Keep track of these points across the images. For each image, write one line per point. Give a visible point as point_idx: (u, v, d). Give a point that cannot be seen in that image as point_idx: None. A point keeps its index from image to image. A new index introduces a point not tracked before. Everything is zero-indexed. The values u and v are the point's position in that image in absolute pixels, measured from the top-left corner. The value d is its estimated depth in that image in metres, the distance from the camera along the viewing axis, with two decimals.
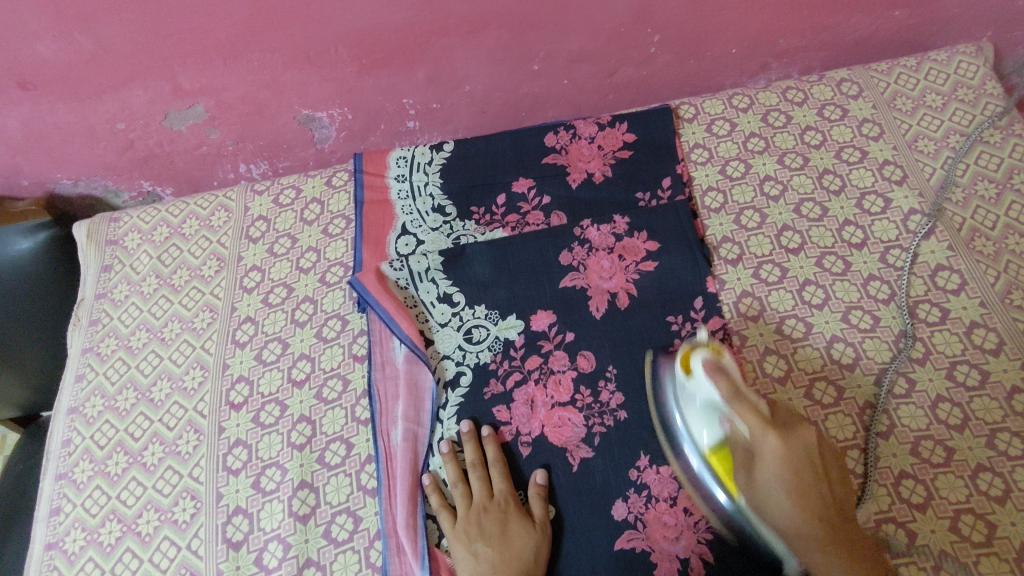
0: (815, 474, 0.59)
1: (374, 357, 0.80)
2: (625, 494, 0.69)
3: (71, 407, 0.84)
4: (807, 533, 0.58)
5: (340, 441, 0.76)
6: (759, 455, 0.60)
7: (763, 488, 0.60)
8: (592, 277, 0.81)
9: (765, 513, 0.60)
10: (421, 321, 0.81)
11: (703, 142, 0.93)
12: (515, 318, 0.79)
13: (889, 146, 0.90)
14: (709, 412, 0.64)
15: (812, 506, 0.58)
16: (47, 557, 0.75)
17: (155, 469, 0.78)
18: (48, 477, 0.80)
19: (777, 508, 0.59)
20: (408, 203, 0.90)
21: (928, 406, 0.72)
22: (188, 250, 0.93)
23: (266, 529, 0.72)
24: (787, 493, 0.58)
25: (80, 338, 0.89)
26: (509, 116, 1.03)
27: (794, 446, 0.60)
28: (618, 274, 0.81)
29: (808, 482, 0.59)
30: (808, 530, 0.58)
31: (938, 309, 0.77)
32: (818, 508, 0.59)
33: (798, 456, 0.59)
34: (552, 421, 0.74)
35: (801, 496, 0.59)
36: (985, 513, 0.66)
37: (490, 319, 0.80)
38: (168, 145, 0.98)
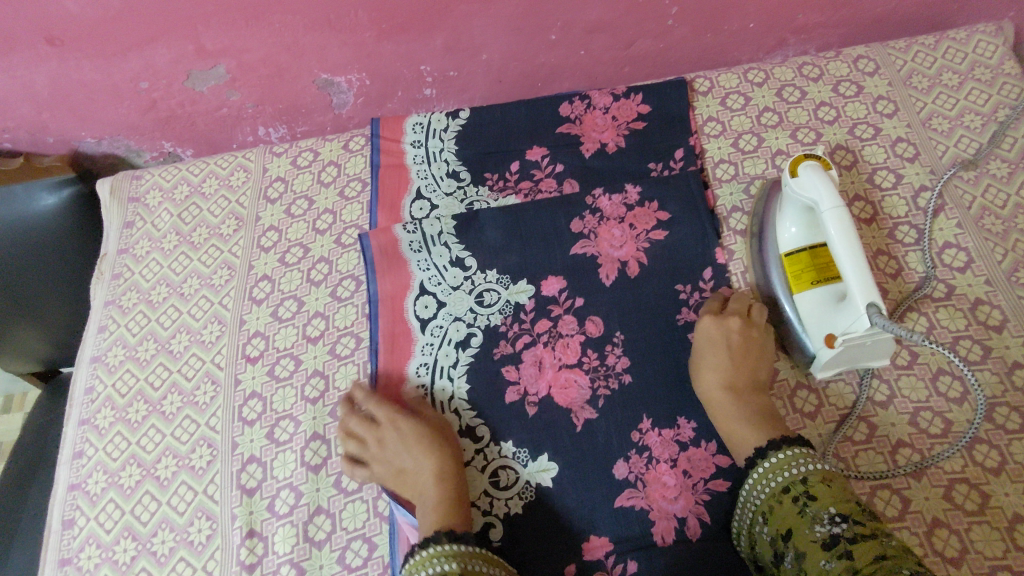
0: (733, 355, 0.71)
1: (381, 320, 0.80)
2: (627, 455, 0.71)
3: (94, 356, 0.87)
4: (722, 396, 0.69)
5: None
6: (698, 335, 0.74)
7: (698, 361, 0.73)
8: (602, 244, 0.82)
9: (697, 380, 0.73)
10: (434, 285, 0.82)
11: (717, 116, 0.93)
12: (525, 283, 0.81)
13: (903, 124, 0.90)
14: (801, 211, 0.74)
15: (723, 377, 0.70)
16: (70, 497, 0.78)
17: (173, 418, 0.81)
18: (71, 422, 0.83)
19: (705, 373, 0.71)
20: (423, 167, 0.92)
21: (929, 378, 0.73)
22: (208, 209, 0.95)
23: (279, 477, 0.75)
24: (711, 365, 0.71)
25: (103, 291, 0.92)
26: (525, 86, 1.04)
27: (718, 330, 0.72)
28: (629, 242, 0.82)
29: (726, 357, 0.71)
30: (723, 398, 0.69)
31: (944, 285, 0.78)
32: (729, 374, 0.70)
33: (723, 337, 0.72)
34: (559, 381, 0.75)
35: (719, 370, 0.71)
36: (979, 483, 0.67)
37: (501, 284, 0.81)
38: (190, 105, 0.99)
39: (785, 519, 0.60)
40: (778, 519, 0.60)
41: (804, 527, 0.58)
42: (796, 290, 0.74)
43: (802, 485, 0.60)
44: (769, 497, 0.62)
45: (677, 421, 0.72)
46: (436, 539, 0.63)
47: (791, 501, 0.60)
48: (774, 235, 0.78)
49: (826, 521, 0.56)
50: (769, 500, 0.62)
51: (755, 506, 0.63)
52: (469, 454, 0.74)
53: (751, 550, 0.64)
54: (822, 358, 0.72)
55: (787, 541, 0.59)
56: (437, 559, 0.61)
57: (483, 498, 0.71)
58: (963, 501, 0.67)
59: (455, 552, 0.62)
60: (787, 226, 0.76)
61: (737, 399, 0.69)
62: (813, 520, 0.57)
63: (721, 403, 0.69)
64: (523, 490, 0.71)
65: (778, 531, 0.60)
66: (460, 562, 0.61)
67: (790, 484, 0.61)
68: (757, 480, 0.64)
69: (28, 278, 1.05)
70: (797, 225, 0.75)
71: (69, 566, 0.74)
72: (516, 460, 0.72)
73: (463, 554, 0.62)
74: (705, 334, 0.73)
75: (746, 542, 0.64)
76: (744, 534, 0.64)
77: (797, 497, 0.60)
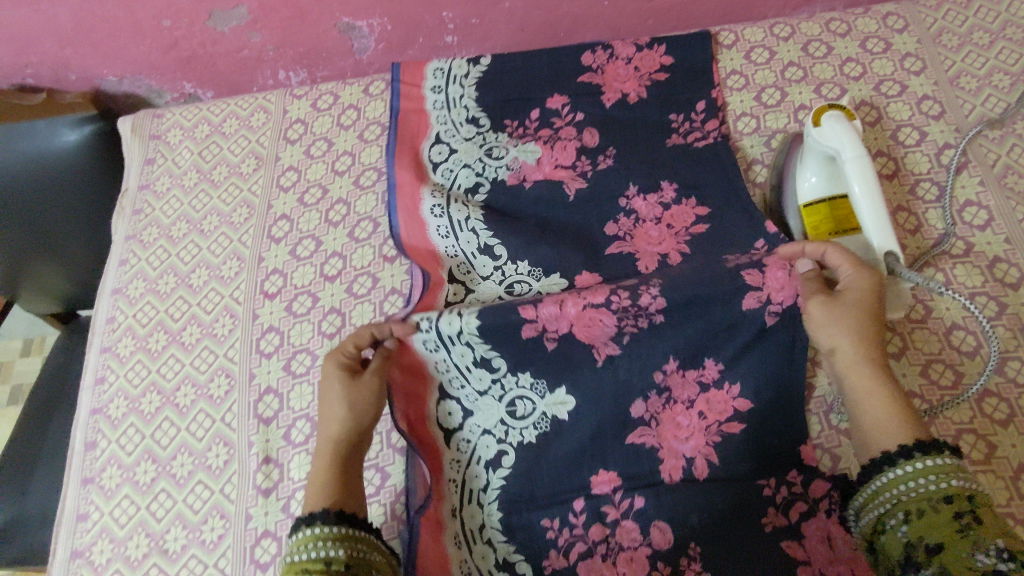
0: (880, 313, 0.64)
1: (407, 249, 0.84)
2: (647, 395, 0.71)
3: (115, 288, 0.89)
4: (870, 358, 0.63)
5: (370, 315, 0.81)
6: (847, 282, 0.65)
7: (839, 312, 0.64)
8: (638, 244, 0.80)
9: (830, 331, 0.64)
10: (463, 272, 0.81)
11: (741, 69, 0.92)
12: (559, 277, 0.79)
13: (930, 82, 0.89)
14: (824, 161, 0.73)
15: (874, 340, 0.63)
16: (92, 421, 0.80)
17: (193, 348, 0.82)
18: (93, 349, 0.85)
19: (846, 326, 0.63)
20: (443, 113, 0.92)
21: (942, 332, 0.73)
22: (228, 147, 0.96)
23: (296, 408, 0.76)
24: (858, 321, 0.63)
25: (124, 226, 0.93)
26: (547, 36, 1.03)
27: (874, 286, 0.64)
28: (667, 241, 0.80)
29: (873, 316, 0.64)
30: (866, 360, 0.63)
31: (963, 243, 0.78)
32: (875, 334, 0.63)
33: (876, 297, 0.64)
34: (582, 321, 0.70)
35: (866, 329, 0.63)
36: (987, 435, 0.68)
37: (532, 277, 0.80)
38: (211, 45, 0.99)
39: (940, 530, 0.53)
40: (927, 523, 0.54)
41: (962, 550, 0.52)
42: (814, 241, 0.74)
43: (970, 504, 0.53)
44: (916, 498, 0.55)
45: (703, 362, 0.70)
46: (321, 516, 0.61)
47: (950, 515, 0.53)
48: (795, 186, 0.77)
49: (993, 553, 0.50)
50: (919, 501, 0.55)
51: (895, 501, 0.57)
52: (484, 384, 0.72)
53: (869, 536, 0.59)
54: None
55: (932, 554, 0.53)
56: (320, 542, 0.59)
57: (498, 426, 0.72)
58: (970, 450, 0.68)
59: (341, 536, 0.60)
60: (806, 176, 0.75)
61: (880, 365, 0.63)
62: (978, 547, 0.51)
63: (870, 365, 0.63)
64: (538, 421, 0.72)
65: (923, 536, 0.54)
66: (345, 546, 0.59)
67: (952, 493, 0.54)
68: (906, 471, 0.56)
69: (48, 215, 1.07)
70: (818, 175, 0.74)
71: (91, 484, 0.77)
72: (533, 391, 0.72)
73: (348, 536, 0.60)
74: (864, 286, 0.64)
75: (866, 525, 0.59)
76: (869, 518, 0.59)
77: (961, 513, 0.53)
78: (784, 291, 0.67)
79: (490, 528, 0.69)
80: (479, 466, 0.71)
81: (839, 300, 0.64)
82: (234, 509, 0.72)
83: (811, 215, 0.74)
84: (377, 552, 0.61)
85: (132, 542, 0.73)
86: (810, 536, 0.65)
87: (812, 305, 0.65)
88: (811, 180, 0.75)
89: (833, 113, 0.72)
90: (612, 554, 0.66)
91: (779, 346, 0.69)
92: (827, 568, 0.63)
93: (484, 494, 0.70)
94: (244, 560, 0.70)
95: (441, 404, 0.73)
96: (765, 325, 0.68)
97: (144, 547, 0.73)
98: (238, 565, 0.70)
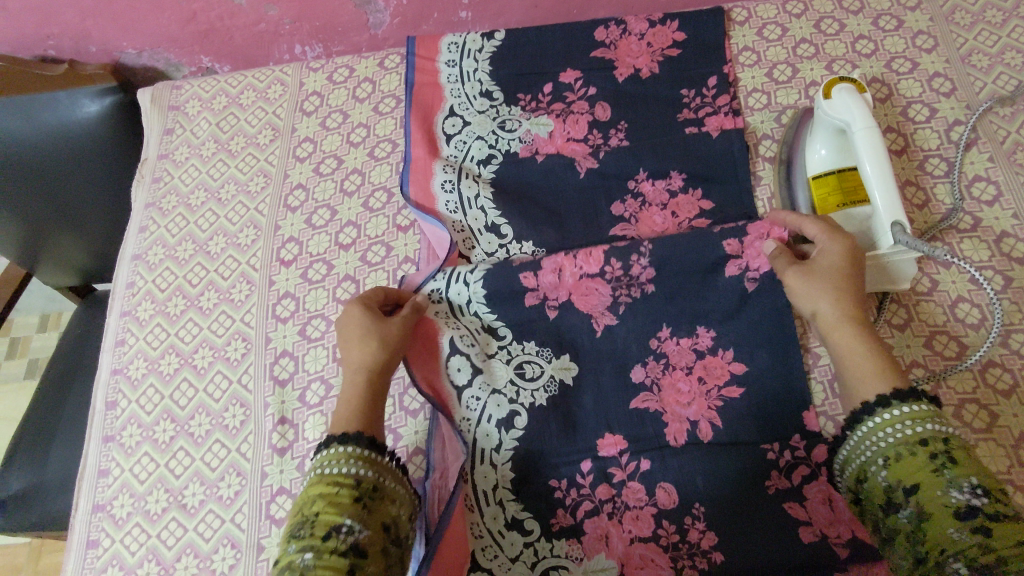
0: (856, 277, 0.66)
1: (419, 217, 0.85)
2: (644, 361, 0.74)
3: (135, 254, 0.91)
4: (849, 318, 0.64)
5: (381, 273, 0.83)
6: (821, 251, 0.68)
7: (813, 280, 0.66)
8: (642, 230, 0.82)
9: (806, 300, 0.67)
10: (468, 247, 0.83)
11: (753, 46, 0.93)
12: None
13: (941, 59, 0.89)
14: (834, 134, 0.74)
15: (851, 301, 0.65)
16: (113, 381, 0.83)
17: (210, 312, 0.84)
18: (114, 313, 0.88)
19: (821, 292, 0.65)
20: (457, 86, 0.93)
21: (948, 305, 0.74)
22: (245, 119, 0.97)
23: (311, 370, 0.78)
24: (831, 284, 0.65)
25: (143, 194, 0.95)
26: (560, 12, 1.03)
27: (849, 251, 0.66)
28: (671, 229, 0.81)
29: (848, 280, 0.65)
30: (846, 320, 0.64)
31: (970, 218, 0.79)
32: (853, 297, 0.65)
33: (850, 261, 0.66)
34: (580, 289, 0.76)
35: (841, 292, 0.65)
36: (990, 404, 0.69)
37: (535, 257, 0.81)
38: (229, 18, 1.01)
39: (915, 471, 0.54)
40: (903, 466, 0.55)
41: (935, 488, 0.52)
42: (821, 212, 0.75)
43: (944, 445, 0.54)
44: (893, 443, 0.56)
45: (696, 330, 0.74)
46: (354, 439, 0.60)
47: (926, 456, 0.54)
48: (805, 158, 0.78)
49: (966, 489, 0.51)
50: (894, 445, 0.56)
51: (873, 449, 0.58)
52: (493, 348, 0.76)
53: (854, 483, 0.60)
54: None
55: (909, 495, 0.54)
56: (351, 462, 0.58)
57: (509, 386, 0.74)
58: (972, 419, 0.69)
59: (369, 459, 0.59)
60: (817, 148, 0.76)
61: (862, 326, 0.64)
62: (950, 484, 0.52)
63: (849, 325, 0.64)
64: (547, 384, 0.74)
65: (899, 478, 0.55)
66: (374, 471, 0.59)
67: (928, 437, 0.55)
68: (884, 419, 0.57)
69: (68, 187, 1.08)
70: (827, 147, 0.76)
71: (112, 442, 0.79)
72: (540, 356, 0.75)
73: (378, 465, 0.59)
74: (839, 249, 0.66)
75: (850, 473, 0.60)
76: (852, 466, 0.60)
77: (935, 455, 0.54)
78: (760, 259, 0.73)
79: (502, 488, 0.70)
80: (491, 425, 0.73)
81: (811, 268, 0.67)
82: (251, 467, 0.74)
83: (820, 187, 0.75)
84: (402, 486, 0.61)
85: (151, 497, 0.75)
86: (811, 498, 0.66)
87: (789, 278, 0.68)
88: (820, 153, 0.76)
89: (844, 87, 0.73)
90: (618, 513, 0.68)
91: (769, 318, 0.73)
92: (826, 529, 0.65)
93: (497, 454, 0.72)
94: (260, 516, 0.72)
95: (450, 360, 0.75)
96: (745, 291, 0.73)
97: (163, 502, 0.75)
98: (254, 520, 0.72)
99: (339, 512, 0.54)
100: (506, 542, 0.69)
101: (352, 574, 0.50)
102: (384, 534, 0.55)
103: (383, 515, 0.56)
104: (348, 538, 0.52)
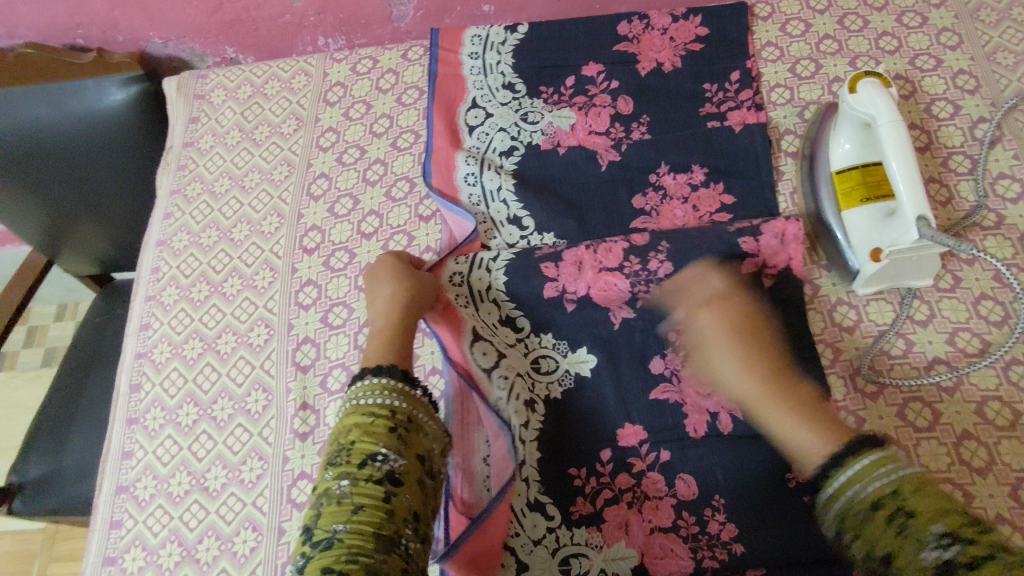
0: (751, 338, 0.70)
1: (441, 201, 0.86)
2: (663, 352, 0.74)
3: (160, 240, 0.92)
4: (764, 393, 0.66)
5: None
6: (707, 349, 0.71)
7: (712, 362, 0.71)
8: (663, 223, 0.82)
9: (715, 380, 0.71)
10: (489, 238, 0.84)
11: (776, 41, 0.93)
12: None
13: (966, 56, 0.88)
14: (858, 127, 0.74)
15: (756, 368, 0.68)
16: (138, 364, 0.84)
17: (233, 298, 0.85)
18: (139, 297, 0.89)
19: (731, 375, 0.69)
20: (479, 78, 0.93)
21: (971, 302, 0.74)
22: (270, 109, 0.98)
23: (332, 357, 0.79)
24: (733, 362, 0.69)
25: (169, 181, 0.96)
26: (583, 7, 1.04)
27: (727, 314, 0.71)
28: (691, 223, 0.81)
29: (748, 340, 0.70)
30: (761, 395, 0.66)
31: (995, 216, 0.79)
32: (759, 365, 0.68)
33: (728, 324, 0.71)
34: (599, 283, 0.77)
35: (747, 364, 0.68)
36: (1013, 402, 0.68)
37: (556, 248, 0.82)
38: (255, 10, 1.01)
39: (884, 540, 0.52)
40: (869, 534, 0.54)
41: (908, 549, 0.50)
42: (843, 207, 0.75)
43: (898, 502, 0.53)
44: (849, 509, 0.56)
45: None
46: (387, 371, 0.62)
47: (885, 520, 0.53)
48: (827, 153, 0.78)
49: (935, 544, 0.49)
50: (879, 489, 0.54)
51: (835, 513, 0.57)
52: (512, 340, 0.77)
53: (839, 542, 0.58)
54: (866, 272, 0.73)
55: (885, 564, 0.52)
56: (388, 394, 0.60)
57: (526, 378, 0.75)
58: (995, 416, 0.68)
59: (407, 393, 0.61)
60: (840, 143, 0.76)
61: (761, 381, 0.67)
62: (920, 544, 0.50)
63: (756, 393, 0.67)
64: (562, 377, 0.75)
65: (869, 547, 0.54)
66: (409, 404, 0.60)
67: (881, 499, 0.54)
68: (840, 485, 0.56)
69: (93, 174, 1.09)
70: (851, 142, 0.75)
71: (136, 424, 0.80)
72: (555, 350, 0.76)
73: (413, 398, 0.61)
74: (704, 322, 0.72)
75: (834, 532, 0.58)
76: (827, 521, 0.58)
77: (891, 515, 0.52)
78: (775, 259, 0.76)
79: (529, 466, 0.70)
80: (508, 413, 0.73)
81: (705, 344, 0.71)
82: (272, 451, 0.75)
83: (842, 181, 0.75)
84: (438, 421, 0.62)
85: (174, 480, 0.76)
86: None
87: (699, 383, 0.72)
88: (844, 147, 0.76)
89: (870, 80, 0.73)
90: (637, 502, 0.68)
91: (784, 318, 0.75)
92: None
93: (526, 431, 0.72)
94: (282, 500, 0.72)
95: (477, 344, 0.76)
96: (758, 288, 0.75)
97: (185, 485, 0.75)
98: (275, 504, 0.72)
99: (375, 440, 0.56)
100: (528, 522, 0.69)
101: (386, 501, 0.53)
102: (420, 465, 0.57)
103: (419, 446, 0.58)
104: (383, 466, 0.54)
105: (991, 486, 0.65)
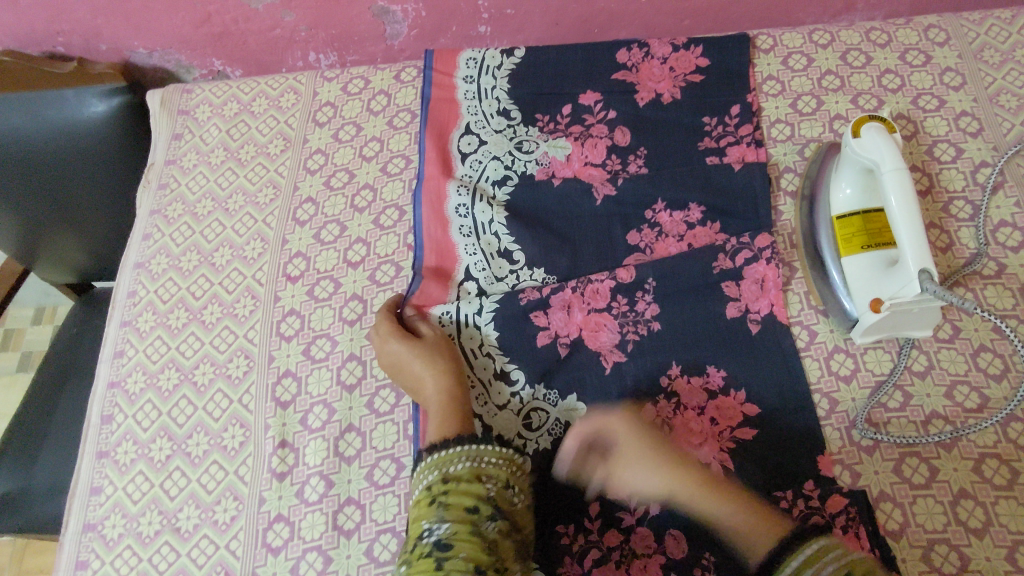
0: None
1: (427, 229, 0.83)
2: (655, 399, 0.72)
3: (138, 262, 0.89)
4: None
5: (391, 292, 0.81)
6: None
7: None
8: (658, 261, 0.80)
9: None
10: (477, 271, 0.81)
11: (777, 75, 0.91)
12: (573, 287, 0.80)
13: (969, 98, 0.87)
14: (861, 173, 0.72)
15: None
16: (109, 395, 0.81)
17: (213, 327, 0.82)
18: (114, 322, 0.86)
19: None
20: (474, 104, 0.91)
21: (969, 353, 0.72)
22: (256, 127, 0.95)
23: (313, 393, 0.76)
24: None
25: (148, 200, 0.93)
26: (582, 31, 1.01)
27: None
28: None
29: None
30: None
31: (995, 264, 0.77)
32: None
33: None
34: (589, 325, 0.76)
35: None
36: (1011, 460, 0.67)
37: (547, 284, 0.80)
38: (244, 23, 0.98)
39: None
40: None
41: None
42: (844, 253, 0.73)
43: None
44: None
45: (706, 369, 0.73)
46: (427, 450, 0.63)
47: None
48: (827, 197, 0.77)
49: None
50: None
51: None
52: (504, 397, 0.75)
53: None
54: (865, 323, 0.71)
55: None
56: (423, 473, 0.61)
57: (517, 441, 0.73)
58: (992, 475, 0.66)
59: (444, 458, 0.61)
60: (841, 188, 0.75)
61: None
62: None
63: None
64: (553, 427, 0.73)
65: None
66: (448, 467, 0.60)
67: None
68: None
69: (70, 187, 1.05)
70: (852, 187, 0.74)
71: (106, 458, 0.77)
72: (547, 401, 0.74)
73: (446, 459, 0.61)
74: None
75: None
76: None
77: None
78: (759, 302, 0.75)
79: None
80: None
81: None
82: (248, 491, 0.72)
83: (843, 228, 0.74)
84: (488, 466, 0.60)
85: (144, 519, 0.73)
86: None
87: None
88: (845, 191, 0.74)
89: (873, 125, 0.71)
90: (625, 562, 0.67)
91: (776, 363, 0.73)
92: None
93: None
94: (256, 544, 0.70)
95: None
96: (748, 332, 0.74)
97: (156, 525, 0.72)
98: (249, 547, 0.70)
99: (419, 521, 0.56)
100: None
101: (444, 565, 0.51)
102: (471, 518, 0.55)
103: (466, 499, 0.57)
104: (430, 538, 0.54)
105: (988, 548, 0.63)
